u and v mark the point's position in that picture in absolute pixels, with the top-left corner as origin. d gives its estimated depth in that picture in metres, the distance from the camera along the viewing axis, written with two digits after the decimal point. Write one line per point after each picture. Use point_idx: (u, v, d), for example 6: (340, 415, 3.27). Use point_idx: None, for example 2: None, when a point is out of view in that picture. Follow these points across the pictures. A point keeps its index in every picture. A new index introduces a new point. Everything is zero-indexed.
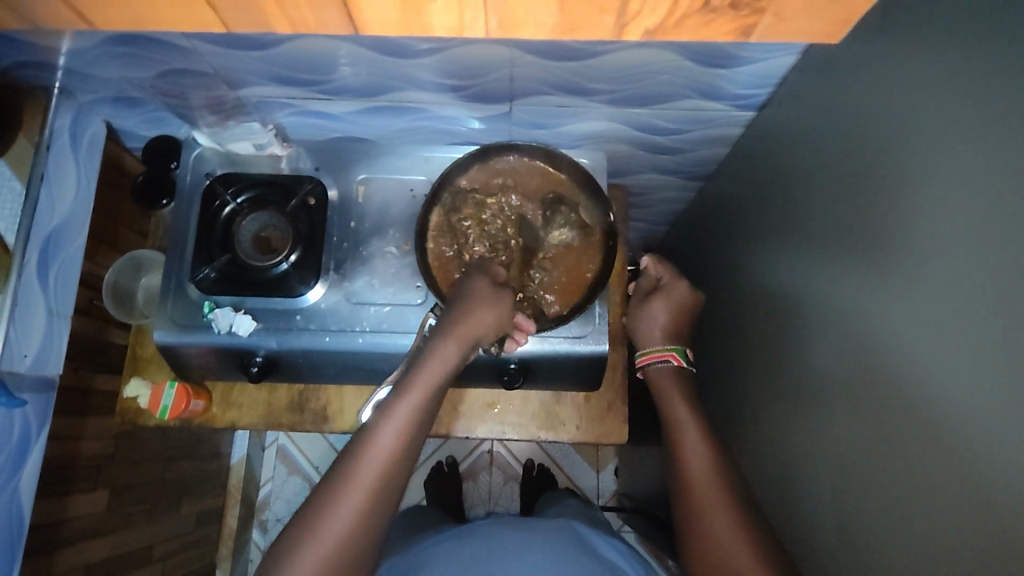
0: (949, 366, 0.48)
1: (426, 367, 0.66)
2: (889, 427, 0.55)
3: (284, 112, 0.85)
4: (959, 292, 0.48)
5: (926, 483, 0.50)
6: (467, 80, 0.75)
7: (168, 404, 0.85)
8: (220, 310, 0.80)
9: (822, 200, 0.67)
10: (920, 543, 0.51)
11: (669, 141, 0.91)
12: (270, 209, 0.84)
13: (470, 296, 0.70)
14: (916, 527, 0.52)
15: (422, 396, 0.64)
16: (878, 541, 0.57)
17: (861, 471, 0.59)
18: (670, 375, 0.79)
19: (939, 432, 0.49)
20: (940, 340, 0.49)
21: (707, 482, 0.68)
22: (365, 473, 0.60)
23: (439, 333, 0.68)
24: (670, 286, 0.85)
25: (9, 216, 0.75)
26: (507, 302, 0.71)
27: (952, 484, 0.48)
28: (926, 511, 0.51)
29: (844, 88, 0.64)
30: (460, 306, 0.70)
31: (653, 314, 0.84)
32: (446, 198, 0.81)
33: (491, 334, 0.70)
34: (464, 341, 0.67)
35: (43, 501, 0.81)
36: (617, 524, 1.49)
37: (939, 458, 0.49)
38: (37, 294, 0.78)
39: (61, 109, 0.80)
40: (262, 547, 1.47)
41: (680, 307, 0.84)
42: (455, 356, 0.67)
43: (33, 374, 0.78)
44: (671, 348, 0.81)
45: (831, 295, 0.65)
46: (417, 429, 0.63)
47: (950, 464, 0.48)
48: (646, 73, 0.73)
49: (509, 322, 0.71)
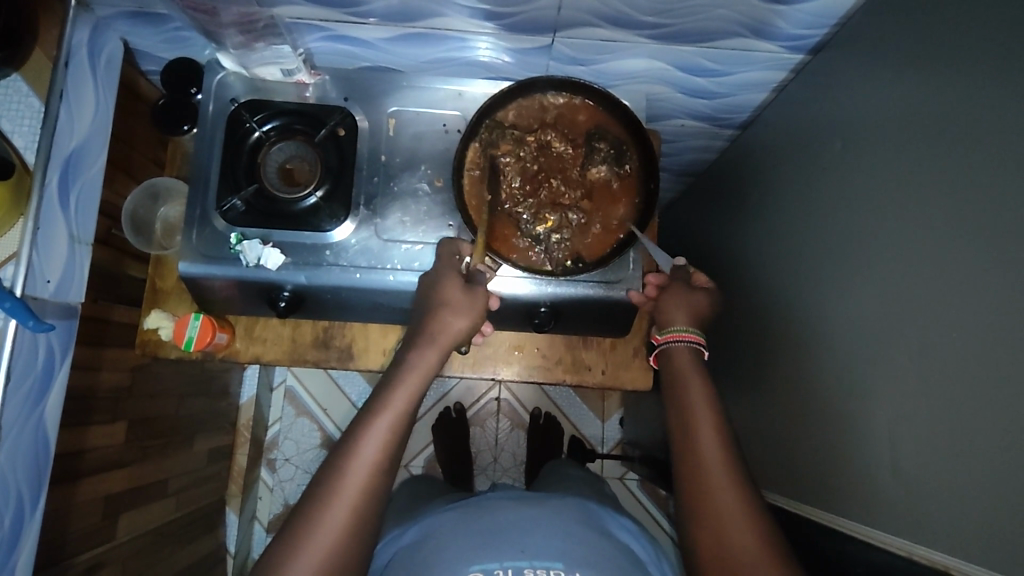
0: (1006, 311, 0.48)
1: (405, 379, 0.66)
2: (937, 389, 0.55)
3: (315, 35, 0.81)
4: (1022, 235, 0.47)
5: (971, 431, 0.51)
6: (512, 8, 0.72)
7: (193, 337, 0.83)
8: (249, 242, 0.77)
9: (878, 146, 0.66)
10: (955, 489, 0.53)
11: (712, 84, 0.88)
12: (298, 139, 0.81)
13: (446, 302, 0.70)
14: (952, 478, 0.53)
15: (401, 407, 0.65)
16: (921, 485, 0.56)
17: (901, 418, 0.59)
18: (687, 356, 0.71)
19: (1001, 371, 0.48)
20: (995, 284, 0.50)
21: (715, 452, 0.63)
22: (347, 495, 0.60)
23: (417, 344, 0.69)
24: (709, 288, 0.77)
25: (29, 132, 0.74)
26: (480, 309, 0.70)
27: (1000, 430, 0.48)
28: (974, 455, 0.51)
29: (913, 27, 0.62)
30: (433, 315, 0.69)
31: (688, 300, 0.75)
32: (483, 134, 0.78)
33: (464, 339, 0.71)
34: (444, 349, 0.69)
35: (66, 430, 0.81)
36: (620, 471, 1.52)
37: (985, 406, 0.50)
38: (59, 218, 0.75)
39: (79, 23, 0.76)
40: (270, 486, 1.48)
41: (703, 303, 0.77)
42: (434, 365, 0.68)
43: (56, 301, 0.76)
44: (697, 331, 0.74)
45: (878, 241, 0.64)
46: (394, 450, 0.63)
47: (1007, 403, 0.48)
48: (700, 7, 0.70)
49: (480, 322, 0.72)
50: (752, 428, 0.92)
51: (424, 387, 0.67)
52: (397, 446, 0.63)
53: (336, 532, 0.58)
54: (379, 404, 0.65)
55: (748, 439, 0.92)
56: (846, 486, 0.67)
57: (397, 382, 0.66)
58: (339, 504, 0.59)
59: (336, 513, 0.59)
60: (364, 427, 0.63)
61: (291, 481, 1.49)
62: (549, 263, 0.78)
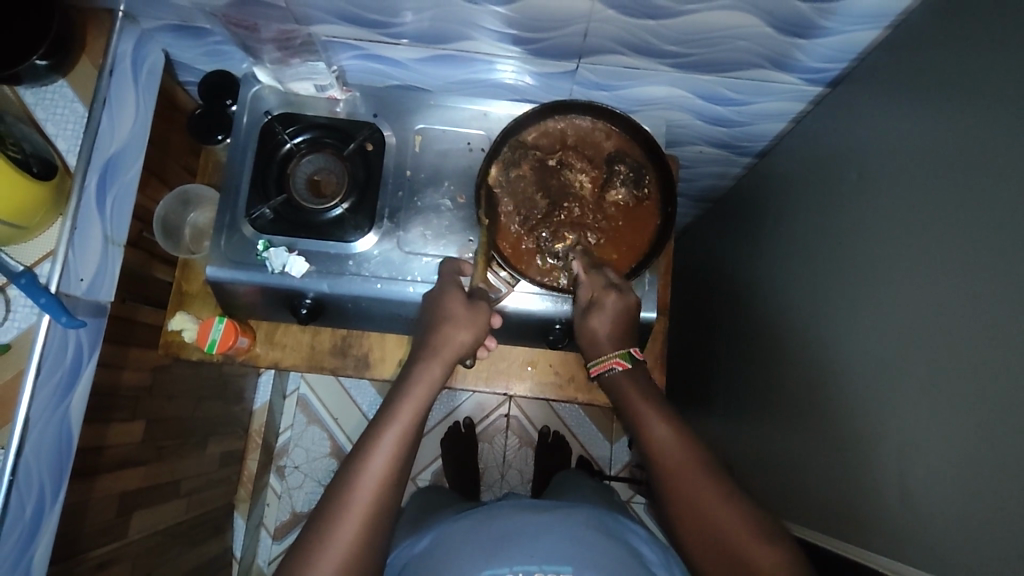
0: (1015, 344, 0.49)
1: (410, 394, 0.68)
2: (946, 423, 0.55)
3: (347, 54, 0.84)
4: None
5: (982, 465, 0.51)
6: (539, 33, 0.74)
7: (216, 340, 0.85)
8: (275, 249, 0.80)
9: (892, 178, 0.67)
10: (966, 524, 0.52)
11: (730, 112, 0.90)
12: (326, 152, 0.84)
13: (450, 316, 0.71)
14: (962, 511, 0.53)
15: (406, 422, 0.66)
16: (929, 512, 0.57)
17: (912, 445, 0.59)
18: (624, 381, 0.74)
19: (1011, 402, 0.49)
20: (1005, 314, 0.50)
21: (679, 464, 0.67)
22: (361, 502, 0.61)
23: (421, 359, 0.70)
24: (602, 298, 0.74)
25: (72, 135, 0.77)
26: (483, 321, 0.72)
27: (1011, 464, 0.49)
28: (985, 488, 0.51)
29: (930, 65, 0.64)
30: (437, 328, 0.71)
31: (594, 330, 0.74)
32: (506, 153, 0.80)
33: (469, 351, 0.73)
34: (448, 362, 0.71)
35: (89, 426, 0.83)
36: (627, 494, 1.52)
37: (996, 439, 0.50)
38: (95, 219, 0.78)
39: (124, 34, 0.79)
40: (278, 493, 1.49)
41: (615, 317, 0.74)
42: (437, 378, 0.70)
43: (88, 299, 0.78)
44: (617, 353, 0.74)
45: (891, 271, 0.65)
46: (406, 461, 0.65)
47: (1017, 433, 0.48)
48: (721, 38, 0.72)
49: (483, 334, 0.73)
50: (762, 455, 0.92)
51: (430, 400, 0.69)
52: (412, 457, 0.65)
53: (349, 539, 0.60)
54: (394, 417, 0.66)
55: (758, 465, 0.92)
56: (855, 517, 0.67)
57: (405, 394, 0.68)
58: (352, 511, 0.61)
59: (351, 519, 0.60)
60: (383, 438, 0.65)
61: (299, 489, 1.49)
62: (567, 282, 0.79)
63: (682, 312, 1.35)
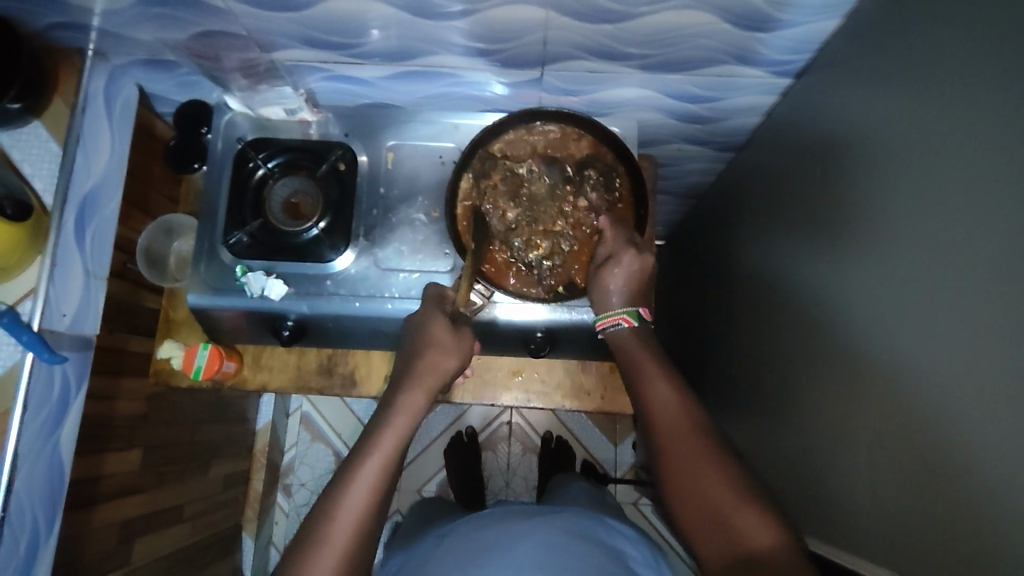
0: (996, 337, 0.48)
1: (393, 421, 0.68)
2: (932, 418, 0.54)
3: (315, 76, 0.84)
4: (1004, 260, 0.47)
5: (969, 461, 0.50)
6: (500, 44, 0.74)
7: (202, 366, 0.86)
8: (253, 273, 0.81)
9: (864, 168, 0.66)
10: (959, 522, 0.51)
11: (702, 109, 0.89)
12: (301, 174, 0.84)
13: (432, 341, 0.72)
14: (954, 509, 0.52)
15: (388, 450, 0.65)
16: (925, 515, 0.55)
17: (906, 447, 0.57)
18: (629, 340, 0.73)
19: (996, 396, 0.48)
20: (982, 306, 0.49)
21: (674, 422, 0.65)
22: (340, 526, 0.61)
23: (406, 386, 0.70)
24: (619, 251, 0.74)
25: (48, 174, 0.78)
26: (467, 344, 0.74)
27: (999, 460, 0.47)
28: (974, 485, 0.50)
29: (891, 52, 0.63)
30: (421, 353, 0.72)
31: (605, 283, 0.74)
32: (475, 164, 0.80)
33: (451, 378, 0.74)
34: (432, 390, 0.71)
35: (83, 457, 0.84)
36: (634, 495, 1.51)
37: (982, 434, 0.49)
38: (75, 254, 0.80)
39: (95, 71, 0.81)
40: (286, 511, 1.51)
41: (633, 277, 0.74)
42: (421, 407, 0.70)
43: (72, 334, 0.80)
44: (625, 310, 0.74)
45: (870, 264, 0.64)
46: (387, 486, 0.64)
47: (1002, 427, 0.47)
48: (682, 37, 0.72)
49: (467, 361, 0.75)
50: (756, 452, 0.91)
51: (411, 428, 0.69)
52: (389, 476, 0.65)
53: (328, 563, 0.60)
54: (372, 436, 0.66)
55: (754, 464, 0.91)
56: (854, 517, 0.66)
57: (388, 421, 0.68)
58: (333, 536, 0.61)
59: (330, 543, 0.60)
60: (363, 457, 0.65)
61: (307, 505, 1.51)
62: (542, 289, 0.79)
63: (675, 310, 1.34)
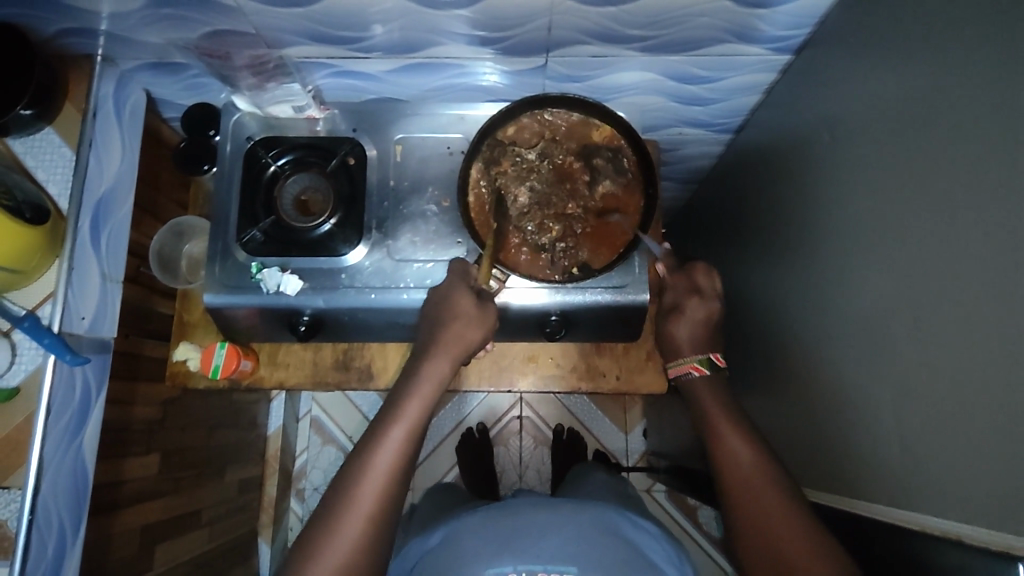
0: (986, 281, 0.50)
1: (419, 404, 0.68)
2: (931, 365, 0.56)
3: (322, 73, 0.86)
4: (998, 208, 0.49)
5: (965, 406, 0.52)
6: (504, 32, 0.76)
7: (220, 364, 0.87)
8: (269, 270, 0.82)
9: (865, 134, 0.67)
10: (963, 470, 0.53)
11: (702, 90, 0.91)
12: (312, 170, 0.86)
13: (458, 314, 0.72)
14: (952, 454, 0.54)
15: (413, 420, 0.67)
16: (926, 453, 0.57)
17: (905, 394, 0.59)
18: (699, 388, 0.77)
19: (988, 332, 0.50)
20: (973, 255, 0.51)
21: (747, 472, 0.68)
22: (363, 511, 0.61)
23: (431, 354, 0.71)
24: (691, 305, 0.81)
25: (62, 179, 0.79)
26: (493, 319, 0.74)
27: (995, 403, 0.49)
28: (968, 424, 0.52)
29: (888, 21, 0.64)
30: (446, 322, 0.72)
31: (677, 335, 0.81)
32: (484, 153, 0.82)
33: (474, 350, 0.74)
34: (457, 356, 0.72)
35: (104, 462, 0.84)
36: (645, 483, 1.52)
37: (978, 375, 0.51)
38: (92, 258, 0.80)
39: (104, 76, 0.82)
40: (300, 515, 1.50)
41: (697, 324, 0.80)
42: (446, 371, 0.72)
43: (91, 337, 0.80)
44: (696, 359, 0.79)
45: (869, 227, 0.66)
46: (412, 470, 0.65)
47: (995, 370, 0.49)
48: (681, 16, 0.73)
49: (492, 331, 0.75)
50: (767, 426, 0.92)
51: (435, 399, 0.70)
52: (411, 459, 0.65)
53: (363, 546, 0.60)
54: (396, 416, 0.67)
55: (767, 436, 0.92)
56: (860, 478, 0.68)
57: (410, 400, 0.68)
58: (367, 521, 0.61)
59: (358, 526, 0.61)
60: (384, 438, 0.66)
61: None
62: (557, 272, 0.79)
63: None
